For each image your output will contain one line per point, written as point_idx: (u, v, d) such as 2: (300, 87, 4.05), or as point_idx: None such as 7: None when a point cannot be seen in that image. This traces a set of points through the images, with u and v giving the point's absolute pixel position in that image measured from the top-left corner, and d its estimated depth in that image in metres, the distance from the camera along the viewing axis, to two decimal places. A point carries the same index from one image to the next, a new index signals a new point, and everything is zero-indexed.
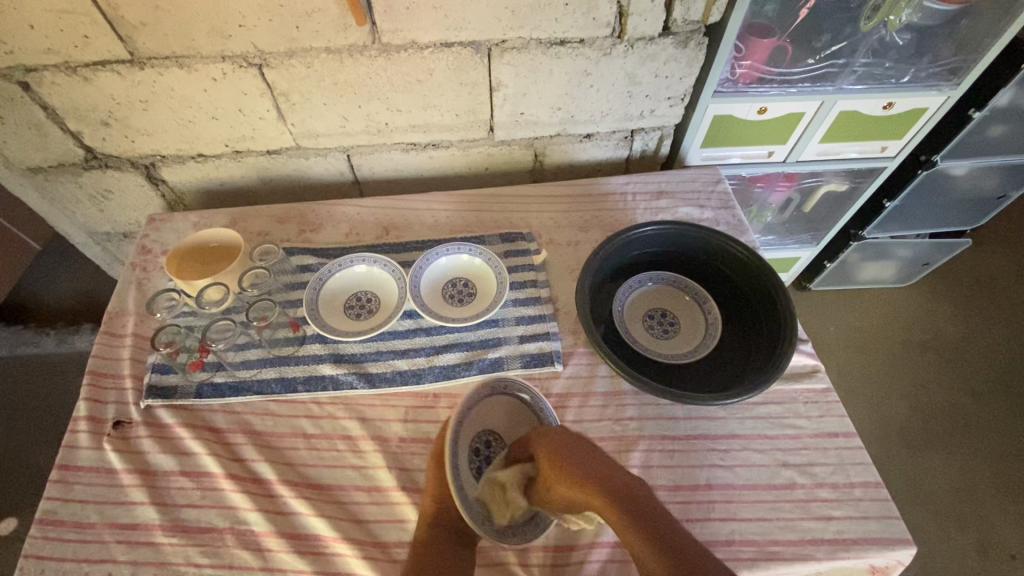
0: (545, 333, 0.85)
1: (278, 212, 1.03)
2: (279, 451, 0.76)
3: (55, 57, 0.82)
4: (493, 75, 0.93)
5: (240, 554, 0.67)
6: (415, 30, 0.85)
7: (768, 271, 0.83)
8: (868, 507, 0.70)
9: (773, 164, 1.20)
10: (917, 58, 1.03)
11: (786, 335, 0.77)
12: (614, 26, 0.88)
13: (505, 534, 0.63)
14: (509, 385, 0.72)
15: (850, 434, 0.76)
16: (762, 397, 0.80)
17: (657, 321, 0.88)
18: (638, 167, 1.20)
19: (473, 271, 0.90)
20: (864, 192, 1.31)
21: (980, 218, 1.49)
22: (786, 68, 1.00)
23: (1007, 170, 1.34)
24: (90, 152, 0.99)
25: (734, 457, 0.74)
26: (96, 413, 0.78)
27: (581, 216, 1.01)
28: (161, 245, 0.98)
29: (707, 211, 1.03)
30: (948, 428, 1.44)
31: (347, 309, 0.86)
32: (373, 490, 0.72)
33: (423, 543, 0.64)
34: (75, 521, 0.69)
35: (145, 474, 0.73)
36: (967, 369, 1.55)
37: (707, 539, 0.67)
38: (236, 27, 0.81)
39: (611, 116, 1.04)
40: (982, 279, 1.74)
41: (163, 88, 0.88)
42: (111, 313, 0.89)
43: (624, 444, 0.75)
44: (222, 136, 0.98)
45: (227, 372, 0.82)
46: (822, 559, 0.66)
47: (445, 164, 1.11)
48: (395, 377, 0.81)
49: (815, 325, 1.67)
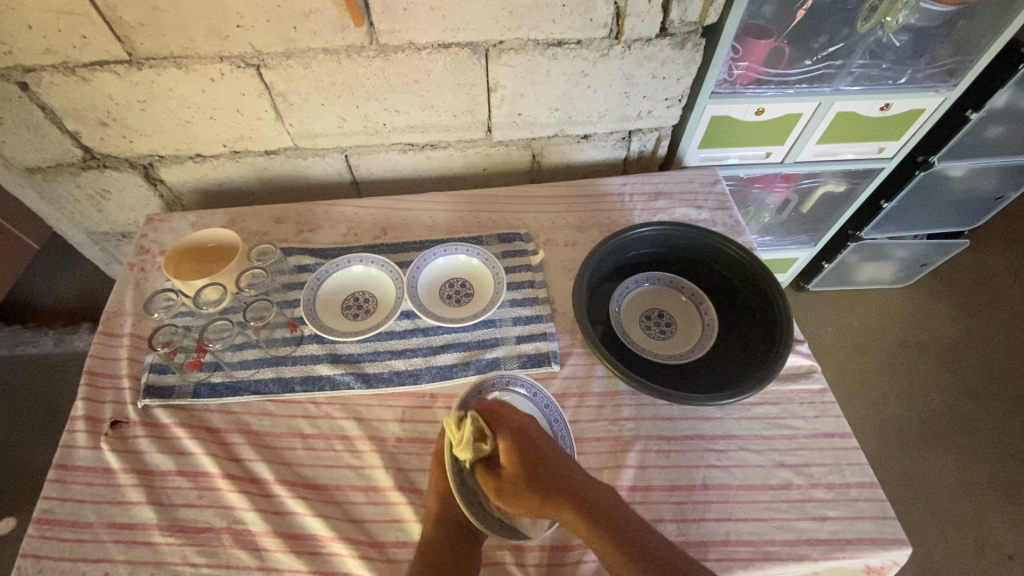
0: (542, 333, 0.85)
1: (276, 212, 1.03)
2: (276, 451, 0.76)
3: (53, 57, 0.82)
4: (490, 76, 0.93)
5: (237, 554, 0.67)
6: (412, 31, 0.85)
7: (765, 272, 0.84)
8: (864, 508, 0.70)
9: (770, 165, 1.20)
10: (915, 60, 1.03)
11: (783, 335, 0.77)
12: (611, 27, 0.88)
13: (511, 529, 0.64)
14: (510, 381, 0.74)
15: (846, 435, 0.76)
16: (759, 397, 0.80)
17: (654, 321, 0.88)
18: (636, 168, 1.20)
19: (470, 272, 0.90)
20: (862, 193, 1.31)
21: (978, 219, 1.49)
22: (783, 69, 1.00)
23: (1004, 171, 1.34)
24: (88, 152, 0.99)
25: (730, 458, 0.74)
26: (94, 413, 0.78)
27: (578, 217, 1.01)
28: (159, 245, 0.99)
29: (705, 212, 1.03)
30: (946, 429, 1.45)
31: (344, 309, 0.86)
32: (370, 490, 0.73)
33: (429, 542, 0.65)
34: (72, 520, 0.69)
35: (142, 474, 0.73)
36: (965, 370, 1.55)
37: (703, 539, 0.68)
38: (233, 27, 0.81)
39: (609, 116, 1.04)
40: (980, 279, 1.74)
41: (161, 89, 0.88)
42: (109, 313, 0.89)
43: (621, 444, 0.75)
44: (220, 136, 0.98)
45: (225, 372, 0.82)
46: (817, 559, 0.66)
47: (442, 165, 1.11)
48: (392, 377, 0.81)
49: (814, 325, 1.67)
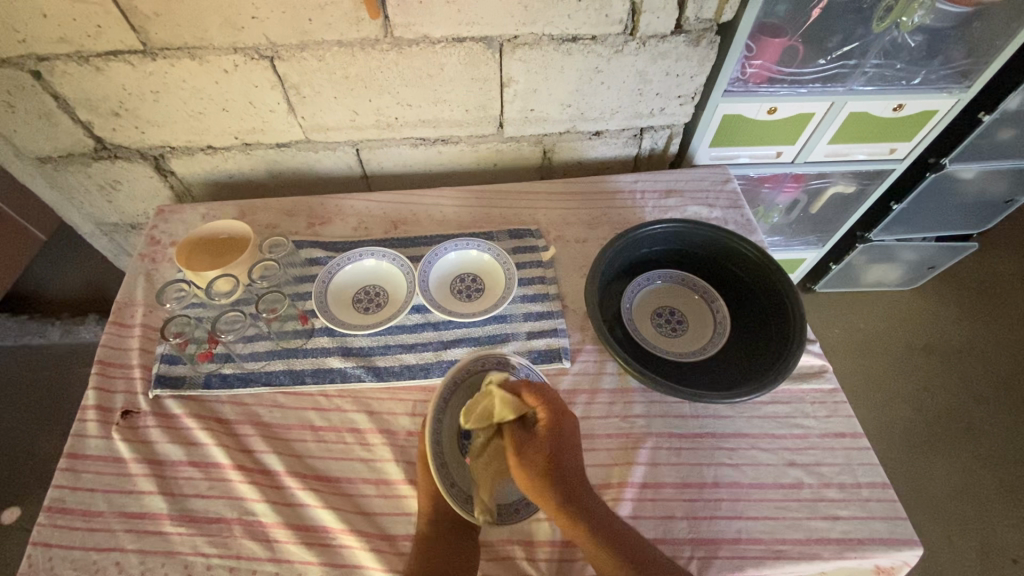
0: (552, 330, 0.85)
1: (288, 204, 1.03)
2: (287, 442, 0.76)
3: (68, 46, 0.82)
4: (504, 71, 0.93)
5: (248, 545, 0.67)
6: (427, 25, 0.85)
7: (778, 270, 0.83)
8: (875, 508, 0.70)
9: (781, 164, 1.20)
10: (929, 60, 1.02)
11: (796, 334, 0.77)
12: (626, 23, 0.88)
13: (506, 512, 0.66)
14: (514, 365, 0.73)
15: (857, 434, 0.76)
16: (770, 396, 0.80)
17: (665, 320, 0.88)
18: (646, 166, 1.20)
19: (481, 267, 0.90)
20: (873, 193, 1.31)
21: (988, 222, 1.49)
22: (797, 69, 0.99)
23: (1016, 175, 1.34)
24: (100, 143, 0.99)
25: (741, 456, 0.74)
26: (105, 402, 0.78)
27: (589, 214, 1.01)
28: (170, 237, 0.99)
29: (716, 210, 1.02)
30: (952, 432, 1.44)
31: (356, 304, 0.86)
32: (381, 483, 0.72)
33: (422, 539, 0.65)
34: (83, 509, 0.69)
35: (154, 464, 0.73)
36: (971, 373, 1.55)
37: (714, 537, 0.67)
38: (248, 19, 0.81)
39: (622, 113, 1.04)
40: (987, 283, 1.73)
41: (174, 79, 0.88)
42: (120, 303, 0.89)
43: (632, 441, 0.75)
44: (232, 128, 0.98)
45: (235, 364, 0.82)
46: (828, 558, 0.66)
47: (453, 159, 1.11)
48: (403, 371, 0.81)
49: (820, 326, 1.67)
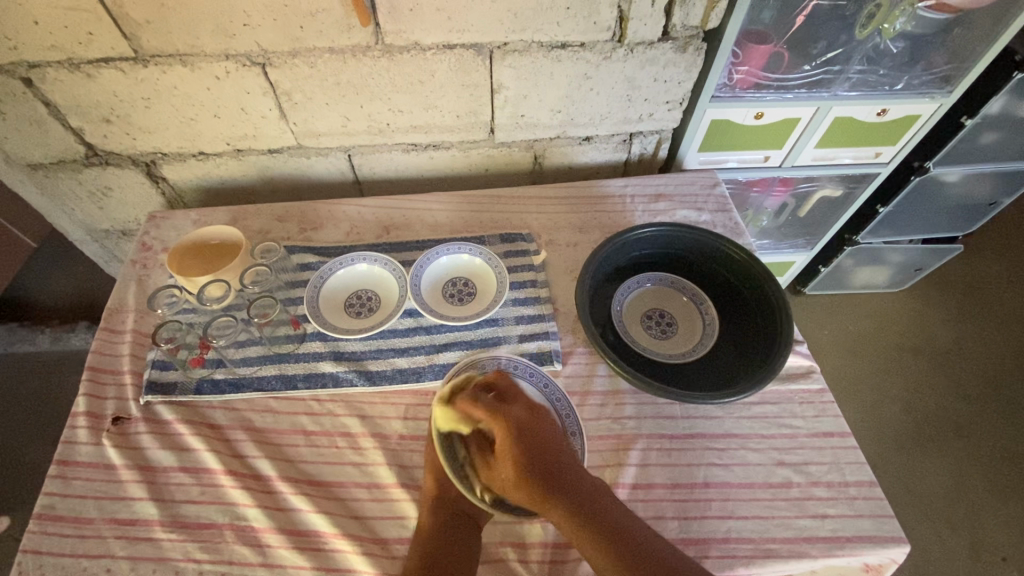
0: (544, 333, 0.86)
1: (279, 210, 1.03)
2: (279, 447, 0.76)
3: (59, 53, 0.83)
4: (494, 77, 0.94)
5: (240, 550, 0.67)
6: (418, 32, 0.86)
7: (766, 273, 0.85)
8: (863, 506, 0.71)
9: (769, 168, 1.21)
10: (911, 66, 1.04)
11: (784, 335, 0.78)
12: (614, 30, 0.89)
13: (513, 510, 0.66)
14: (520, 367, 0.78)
15: (846, 434, 0.77)
16: (759, 397, 0.81)
17: (655, 321, 0.89)
18: (637, 170, 1.21)
19: (473, 271, 0.91)
20: (858, 198, 1.33)
21: (973, 224, 1.52)
22: (782, 75, 1.01)
23: (999, 179, 1.37)
24: (91, 149, 0.99)
25: (731, 456, 0.75)
26: (95, 409, 0.78)
27: (580, 218, 1.02)
28: (161, 243, 0.99)
29: (704, 214, 1.04)
30: (941, 432, 1.46)
31: (347, 308, 0.86)
32: (374, 487, 0.73)
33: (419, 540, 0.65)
34: (74, 516, 0.69)
35: (145, 470, 0.73)
36: (960, 374, 1.57)
37: (704, 536, 0.68)
38: (240, 26, 0.82)
39: (611, 119, 1.05)
40: (974, 285, 1.76)
41: (166, 86, 0.89)
42: (111, 309, 0.89)
43: (622, 442, 0.76)
44: (223, 134, 0.98)
45: (227, 369, 0.82)
46: (817, 556, 0.67)
47: (444, 165, 1.12)
48: (395, 375, 0.81)
49: (811, 328, 1.69)
